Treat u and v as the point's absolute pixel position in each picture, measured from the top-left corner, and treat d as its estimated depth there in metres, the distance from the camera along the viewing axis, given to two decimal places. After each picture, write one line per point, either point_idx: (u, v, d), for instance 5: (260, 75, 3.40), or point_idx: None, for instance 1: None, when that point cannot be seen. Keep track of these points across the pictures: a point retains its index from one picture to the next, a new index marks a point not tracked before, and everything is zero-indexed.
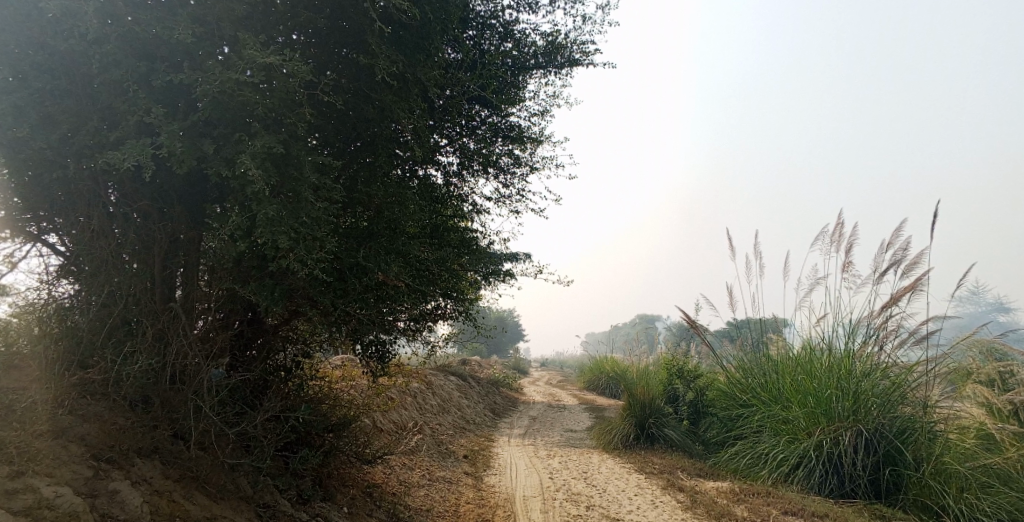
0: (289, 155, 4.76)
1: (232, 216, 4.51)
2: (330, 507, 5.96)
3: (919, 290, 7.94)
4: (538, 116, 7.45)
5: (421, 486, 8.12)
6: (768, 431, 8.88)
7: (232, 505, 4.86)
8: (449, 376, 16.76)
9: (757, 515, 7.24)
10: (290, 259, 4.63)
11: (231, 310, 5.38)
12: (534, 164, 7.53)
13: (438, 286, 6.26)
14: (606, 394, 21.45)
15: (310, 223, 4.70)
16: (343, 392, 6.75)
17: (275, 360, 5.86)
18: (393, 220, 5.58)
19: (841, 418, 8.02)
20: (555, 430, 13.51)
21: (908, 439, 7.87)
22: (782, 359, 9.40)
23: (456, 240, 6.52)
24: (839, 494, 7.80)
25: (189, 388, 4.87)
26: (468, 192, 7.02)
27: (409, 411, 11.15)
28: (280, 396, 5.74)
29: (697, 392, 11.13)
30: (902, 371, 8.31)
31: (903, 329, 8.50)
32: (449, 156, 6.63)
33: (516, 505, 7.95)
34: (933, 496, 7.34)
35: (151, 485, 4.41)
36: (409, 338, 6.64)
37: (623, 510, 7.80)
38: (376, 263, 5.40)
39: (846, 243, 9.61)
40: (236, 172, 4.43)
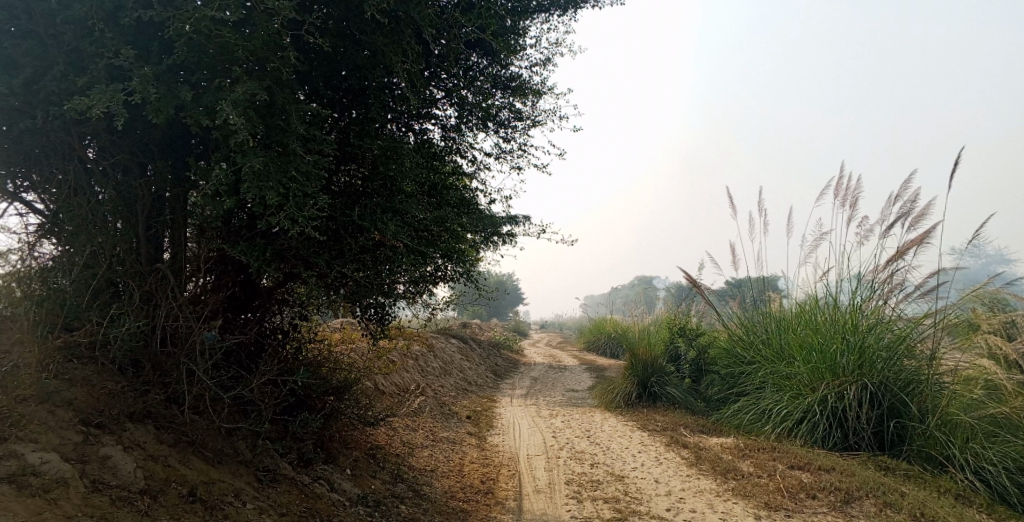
0: (275, 104, 4.50)
1: (216, 171, 4.27)
2: (333, 470, 5.88)
3: (925, 244, 7.72)
4: (540, 66, 7.13)
5: (425, 447, 8.03)
6: (771, 388, 8.78)
7: (231, 470, 4.73)
8: (450, 338, 16.69)
9: (764, 470, 7.16)
10: (281, 217, 4.40)
11: (223, 272, 5.18)
12: (535, 116, 7.23)
13: (440, 247, 6.04)
14: (606, 354, 21.43)
15: (300, 177, 4.47)
16: (343, 354, 6.60)
17: (272, 323, 5.68)
18: (388, 178, 5.41)
19: (846, 372, 7.87)
20: (557, 390, 13.46)
21: (913, 391, 7.74)
22: (784, 315, 9.25)
23: (456, 200, 6.27)
24: (843, 447, 7.71)
25: (181, 352, 4.70)
26: (468, 147, 6.74)
27: (411, 374, 11.05)
28: (278, 360, 5.58)
29: (699, 350, 10.98)
30: (907, 325, 8.09)
31: (908, 284, 8.34)
32: (446, 108, 6.34)
33: (520, 464, 7.87)
34: (939, 447, 7.26)
35: (145, 450, 4.27)
36: (409, 301, 6.47)
37: (628, 467, 7.72)
38: (372, 222, 5.26)
39: (851, 196, 9.36)
40: (218, 122, 4.17)
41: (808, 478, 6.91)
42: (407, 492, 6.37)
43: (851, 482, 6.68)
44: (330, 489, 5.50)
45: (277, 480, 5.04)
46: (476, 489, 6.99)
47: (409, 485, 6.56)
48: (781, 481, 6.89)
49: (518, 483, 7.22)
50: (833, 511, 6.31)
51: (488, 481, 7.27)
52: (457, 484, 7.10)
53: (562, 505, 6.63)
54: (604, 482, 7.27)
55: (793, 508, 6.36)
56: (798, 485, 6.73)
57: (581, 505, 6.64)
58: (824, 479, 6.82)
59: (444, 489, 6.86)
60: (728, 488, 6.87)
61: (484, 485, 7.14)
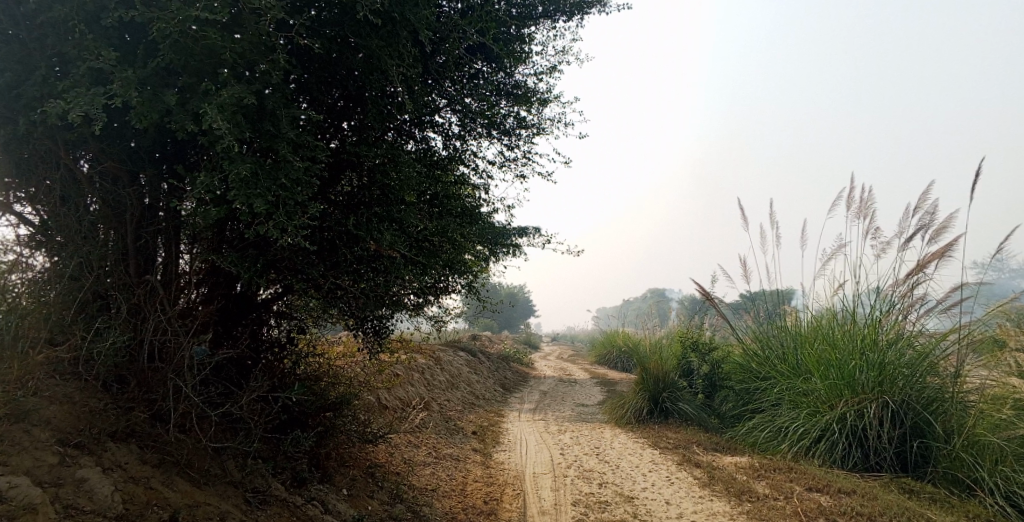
0: (265, 108, 4.39)
1: (201, 177, 4.16)
2: (328, 490, 5.66)
3: (947, 257, 7.43)
4: (546, 73, 6.97)
5: (426, 464, 7.80)
6: (788, 404, 8.47)
7: (218, 491, 4.53)
8: (458, 351, 16.47)
9: (779, 493, 6.86)
10: (269, 225, 4.31)
11: (216, 285, 5.06)
12: (540, 124, 7.07)
13: (443, 260, 5.87)
14: (617, 368, 21.09)
15: (290, 184, 4.38)
16: (342, 369, 6.41)
17: (267, 336, 5.51)
18: (386, 187, 5.28)
19: (866, 390, 7.58)
20: (566, 405, 13.19)
21: (938, 410, 7.41)
22: (800, 330, 8.98)
23: (457, 210, 6.10)
24: (863, 467, 7.39)
25: (169, 367, 4.53)
26: (471, 155, 6.56)
27: (416, 388, 10.84)
28: (271, 374, 5.41)
29: (711, 365, 10.68)
30: (929, 341, 7.78)
31: (929, 299, 8.03)
32: (448, 115, 6.16)
33: (525, 483, 7.61)
34: (966, 470, 6.93)
35: (126, 471, 4.08)
36: (411, 314, 6.29)
37: (638, 487, 7.44)
38: (367, 231, 5.14)
39: (865, 208, 9.09)
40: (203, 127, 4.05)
41: (827, 501, 6.60)
42: (406, 513, 6.13)
43: (873, 507, 6.36)
44: (324, 511, 5.28)
45: (267, 502, 4.83)
46: (479, 510, 6.74)
47: (408, 506, 6.32)
48: (799, 504, 6.58)
49: (522, 504, 6.96)
50: None
51: (491, 501, 7.02)
52: (458, 503, 6.85)
53: None
54: (612, 503, 6.99)
55: None
56: (817, 510, 6.42)
57: None
58: (844, 503, 6.51)
59: (445, 509, 6.62)
60: (742, 512, 6.58)
61: (487, 505, 6.89)
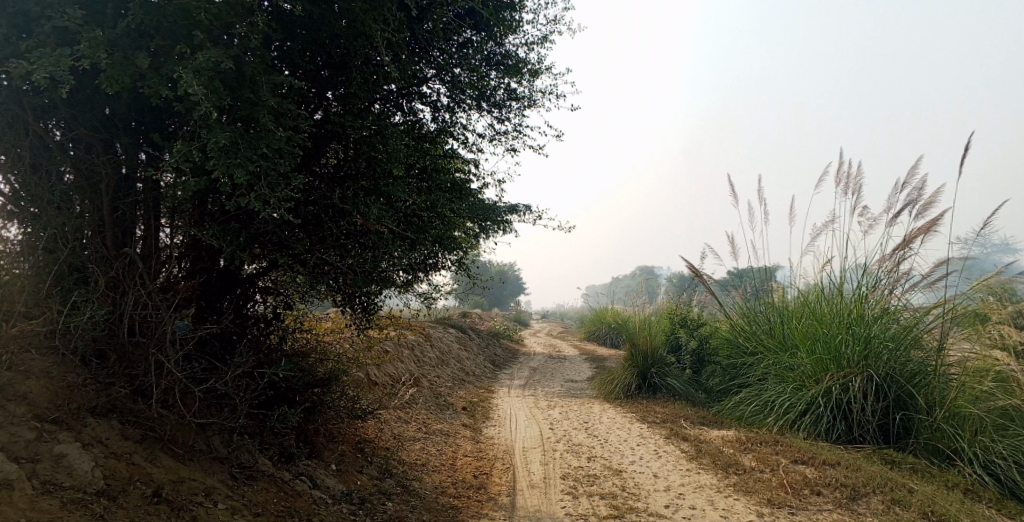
0: (244, 74, 4.26)
1: (177, 145, 4.04)
2: (316, 465, 5.63)
3: (933, 232, 7.42)
4: (537, 43, 6.82)
5: (416, 440, 7.78)
6: (774, 379, 8.50)
7: (203, 467, 4.48)
8: (448, 328, 16.42)
9: (766, 465, 6.90)
10: (250, 197, 4.21)
11: (201, 260, 4.94)
12: (532, 96, 6.93)
13: (431, 235, 5.78)
14: (607, 343, 21.12)
15: (271, 154, 4.26)
16: (331, 345, 6.34)
17: (253, 312, 5.41)
18: (373, 159, 5.16)
19: (850, 363, 7.61)
20: (556, 381, 13.21)
21: (920, 384, 7.45)
22: (787, 305, 8.98)
23: (447, 184, 6.00)
24: (847, 439, 7.46)
25: (151, 342, 4.43)
26: (461, 127, 6.44)
27: (406, 364, 10.81)
28: (258, 350, 5.33)
29: (700, 341, 10.70)
30: (914, 315, 7.80)
31: (914, 274, 8.07)
32: (437, 86, 6.04)
33: (515, 458, 7.62)
34: (946, 440, 6.99)
35: (106, 447, 4.01)
36: (400, 291, 6.20)
37: (626, 461, 7.46)
38: (354, 205, 5.05)
39: (855, 184, 9.05)
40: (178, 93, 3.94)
41: (812, 473, 6.64)
42: (395, 488, 6.12)
43: (857, 477, 6.41)
44: (312, 486, 5.24)
45: (254, 477, 4.77)
46: (469, 484, 6.73)
47: (398, 481, 6.30)
48: (784, 476, 6.63)
49: (512, 478, 6.96)
50: (839, 508, 6.03)
51: (481, 476, 7.01)
52: (448, 478, 6.84)
53: (557, 501, 6.38)
54: (601, 476, 7.00)
55: (797, 505, 6.09)
56: (802, 482, 6.46)
57: (576, 500, 6.39)
58: (828, 475, 6.56)
59: (435, 484, 6.60)
60: (729, 484, 6.61)
61: (477, 480, 6.88)
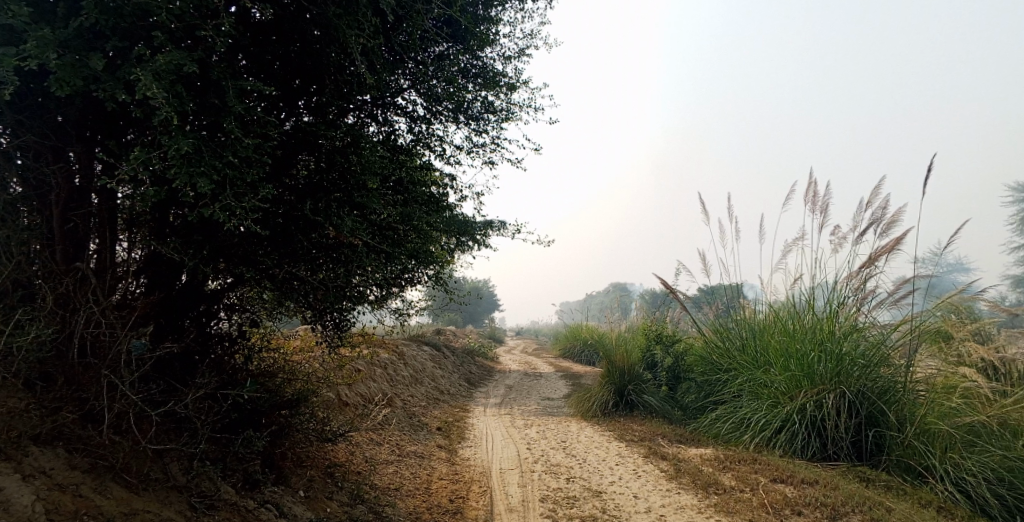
0: (210, 78, 4.02)
1: (136, 152, 3.76)
2: (283, 492, 5.32)
3: (898, 250, 7.38)
4: (514, 57, 6.72)
5: (389, 463, 7.48)
6: (748, 395, 8.39)
7: (159, 497, 4.16)
8: (422, 346, 16.11)
9: (746, 484, 6.74)
10: (215, 207, 3.95)
11: (162, 275, 4.64)
12: (509, 109, 6.80)
13: (406, 250, 5.57)
14: (582, 360, 20.96)
15: (238, 163, 4.02)
16: (300, 364, 6.05)
17: (217, 329, 5.10)
18: (348, 171, 4.97)
19: (823, 380, 7.51)
20: (532, 399, 12.97)
21: (891, 400, 7.35)
22: (759, 322, 8.89)
23: (424, 196, 5.80)
24: (822, 457, 7.33)
25: (103, 364, 4.13)
26: (438, 140, 6.26)
27: (379, 383, 10.49)
28: (221, 370, 5.03)
29: (675, 357, 10.57)
30: (881, 333, 7.72)
31: (879, 292, 8.03)
32: (413, 97, 5.87)
33: (492, 480, 7.37)
34: (918, 457, 6.90)
35: (50, 478, 3.71)
36: (373, 307, 5.95)
37: (605, 481, 7.25)
38: (326, 217, 4.83)
39: (823, 202, 9.05)
40: (137, 96, 3.70)
41: (792, 492, 6.49)
42: (367, 515, 5.81)
43: (836, 496, 6.28)
44: (277, 515, 4.93)
45: (215, 507, 4.45)
46: (444, 509, 6.45)
47: (370, 507, 6.00)
48: (764, 495, 6.47)
49: (489, 501, 6.70)
50: None
51: (457, 500, 6.74)
52: (423, 503, 6.55)
53: None
54: (580, 498, 6.78)
55: None
56: (783, 501, 6.30)
57: None
58: (808, 494, 6.41)
59: (408, 509, 6.31)
60: (709, 504, 6.43)
61: (453, 504, 6.60)
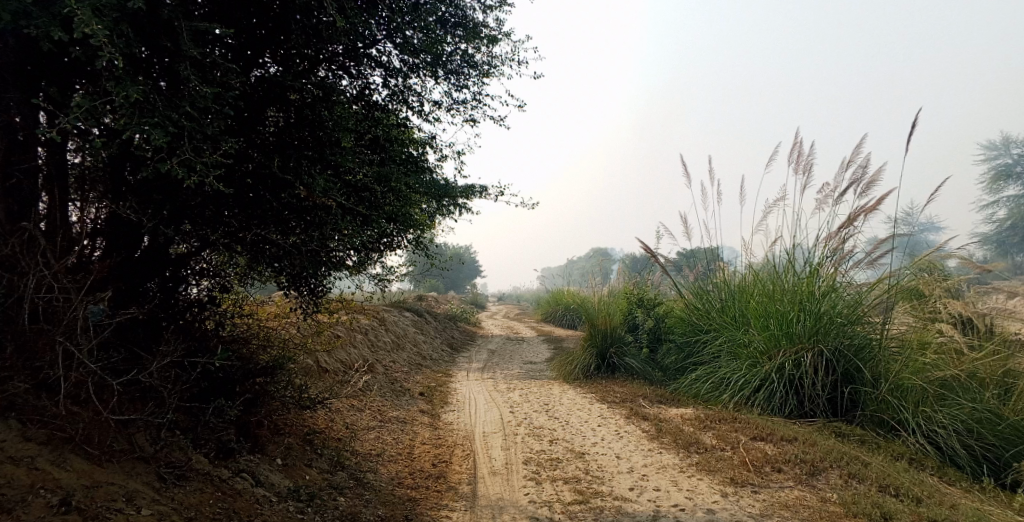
0: (160, 17, 3.74)
1: (78, 100, 3.50)
2: (259, 461, 5.16)
3: (876, 208, 7.24)
4: (495, 8, 6.43)
5: (370, 429, 7.35)
6: (727, 356, 8.36)
7: (125, 469, 4.00)
8: (404, 312, 15.93)
9: (726, 443, 6.72)
10: (172, 162, 3.71)
11: (122, 240, 4.41)
12: (490, 63, 6.55)
13: (385, 212, 5.35)
14: (564, 324, 20.95)
15: (195, 114, 3.78)
16: (276, 331, 5.85)
17: (188, 296, 4.88)
18: (320, 127, 4.73)
19: (802, 339, 7.48)
20: (515, 363, 12.91)
21: (867, 357, 7.35)
22: (738, 282, 8.82)
23: (403, 155, 5.57)
24: (798, 414, 7.35)
25: (57, 330, 3.90)
26: (416, 96, 6.01)
27: (359, 350, 10.32)
28: (187, 338, 4.81)
29: (657, 319, 10.52)
30: (860, 293, 7.62)
31: (857, 252, 7.82)
32: (388, 49, 5.58)
33: (475, 443, 7.29)
34: (891, 411, 6.93)
35: (2, 452, 3.54)
36: (352, 273, 5.73)
37: (588, 443, 7.20)
38: (296, 175, 4.61)
39: (804, 162, 8.91)
40: (76, 36, 3.43)
41: (772, 450, 6.47)
42: (347, 482, 5.70)
43: (815, 452, 6.27)
44: (253, 484, 4.80)
45: (186, 478, 4.29)
46: (427, 474, 6.36)
47: (351, 473, 5.89)
48: (744, 453, 6.45)
49: (473, 465, 6.62)
50: (800, 484, 5.86)
51: (440, 464, 6.65)
52: (406, 468, 6.45)
53: (520, 487, 6.07)
54: (564, 460, 6.72)
55: (760, 483, 5.90)
56: (763, 459, 6.28)
57: (540, 486, 6.09)
58: (787, 451, 6.39)
59: (390, 475, 6.20)
60: (691, 463, 6.40)
61: (436, 468, 6.51)
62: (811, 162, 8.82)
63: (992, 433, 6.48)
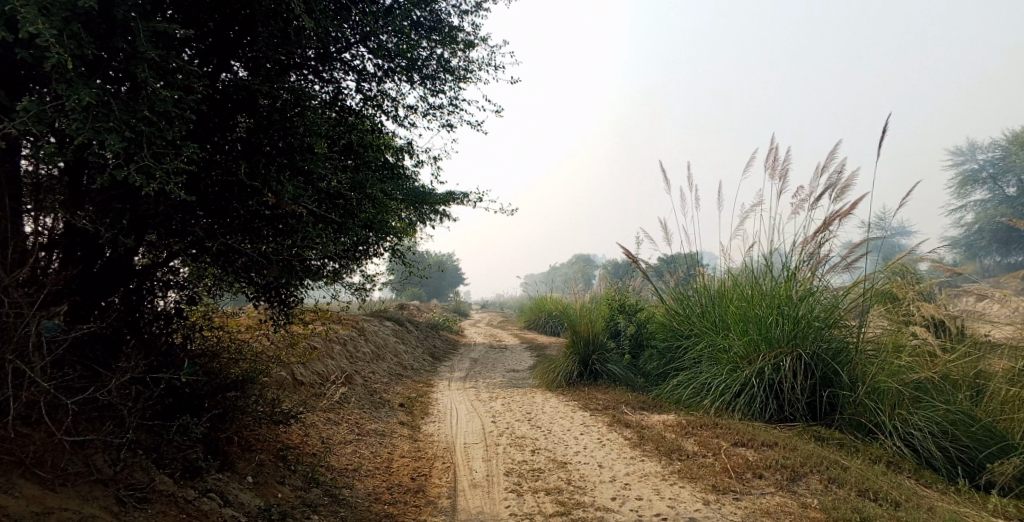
0: (114, 17, 3.61)
1: (26, 103, 3.35)
2: (229, 479, 4.95)
3: (851, 213, 7.22)
4: (471, 12, 6.32)
5: (347, 443, 7.16)
6: (708, 361, 8.29)
7: (82, 493, 3.84)
8: (384, 321, 15.73)
9: (708, 449, 6.63)
10: (129, 169, 3.57)
11: (79, 250, 4.23)
12: (467, 68, 6.44)
13: (360, 220, 5.19)
14: (548, 331, 20.81)
15: (153, 118, 3.64)
16: (248, 343, 5.66)
17: (154, 307, 4.70)
18: (290, 132, 4.54)
19: (781, 343, 7.42)
20: (498, 372, 12.76)
21: (844, 360, 7.32)
22: (719, 287, 8.77)
23: (378, 161, 5.42)
24: (778, 418, 7.28)
25: (7, 348, 3.71)
26: (391, 101, 5.88)
27: (337, 361, 10.12)
28: (150, 352, 4.60)
29: (638, 326, 10.43)
30: (836, 297, 7.57)
31: (833, 256, 7.80)
32: (362, 53, 5.44)
33: (456, 455, 7.13)
34: (868, 414, 6.88)
35: None
36: (328, 282, 5.55)
37: (570, 452, 7.07)
38: (266, 182, 4.43)
39: (780, 167, 8.90)
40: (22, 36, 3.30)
41: (753, 456, 6.39)
42: (322, 499, 5.50)
43: (795, 457, 6.20)
44: (222, 504, 4.57)
45: (147, 500, 4.09)
46: (405, 488, 6.17)
47: (325, 490, 5.69)
48: (726, 460, 6.36)
49: (453, 478, 6.46)
50: (781, 490, 5.78)
51: (419, 478, 6.47)
52: (383, 483, 6.27)
53: (500, 500, 5.91)
54: (545, 470, 6.58)
55: (741, 490, 5.81)
56: (744, 465, 6.20)
57: (521, 498, 5.94)
58: (768, 456, 6.31)
59: (367, 491, 6.01)
60: (673, 471, 6.29)
61: (414, 483, 6.33)
62: (788, 167, 8.81)
63: (966, 435, 6.44)
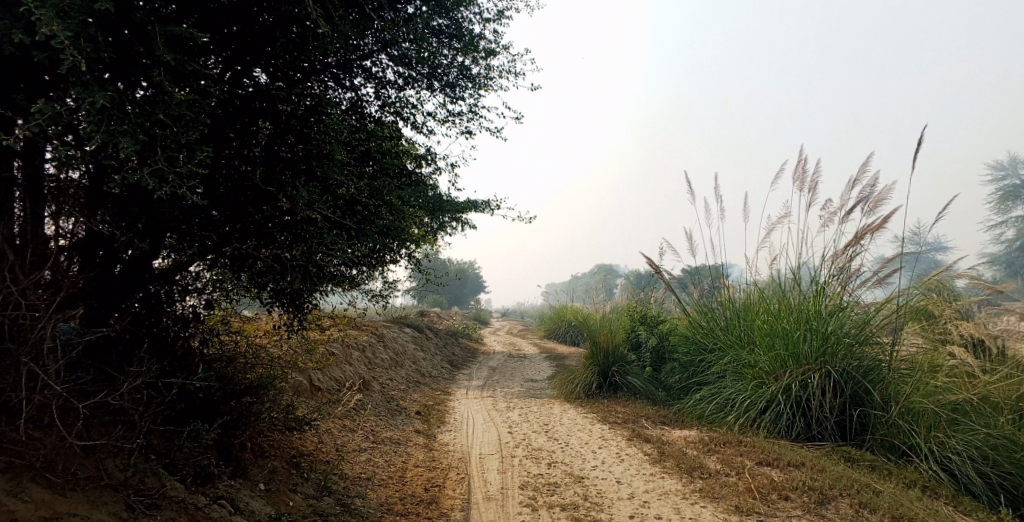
0: (130, 21, 3.64)
1: (40, 106, 3.38)
2: (242, 485, 4.90)
3: (884, 227, 7.01)
4: (492, 20, 6.31)
5: (361, 450, 7.09)
6: (731, 376, 8.10)
7: (91, 497, 3.81)
8: (404, 327, 15.70)
9: (730, 468, 6.45)
10: (142, 172, 3.59)
11: (98, 253, 4.24)
12: (486, 75, 6.42)
13: (377, 226, 5.16)
14: (567, 341, 20.65)
15: (168, 122, 3.67)
16: (264, 348, 5.64)
17: (174, 310, 4.67)
18: (306, 137, 4.54)
19: (809, 360, 7.23)
20: (516, 381, 12.64)
21: (875, 379, 7.10)
22: (744, 301, 8.59)
23: (399, 168, 5.40)
24: (806, 437, 7.07)
25: (23, 350, 3.71)
26: (411, 107, 5.86)
27: (354, 366, 10.08)
28: (165, 355, 4.59)
29: (659, 338, 10.27)
30: (868, 313, 7.35)
31: (864, 271, 7.58)
32: (383, 60, 5.43)
33: (471, 466, 7.03)
34: (901, 436, 6.64)
35: None
36: (344, 288, 5.51)
37: (588, 466, 6.93)
38: (282, 188, 4.43)
39: (809, 180, 8.72)
40: (37, 38, 3.32)
41: (778, 476, 6.20)
42: (334, 508, 5.43)
43: (823, 479, 6.00)
44: (232, 512, 4.49)
45: (157, 506, 4.06)
46: (418, 499, 6.09)
47: (338, 499, 5.62)
48: (750, 480, 6.18)
49: (466, 489, 6.36)
50: (808, 514, 5.58)
51: (433, 489, 6.39)
52: (396, 492, 6.19)
53: (515, 515, 5.80)
54: (561, 484, 6.46)
55: (766, 512, 5.62)
56: (769, 485, 6.00)
57: (536, 513, 5.82)
58: (794, 477, 6.12)
59: (380, 500, 5.94)
60: (694, 490, 6.12)
61: (427, 493, 6.25)
62: (817, 180, 8.63)
63: (1008, 461, 6.20)
